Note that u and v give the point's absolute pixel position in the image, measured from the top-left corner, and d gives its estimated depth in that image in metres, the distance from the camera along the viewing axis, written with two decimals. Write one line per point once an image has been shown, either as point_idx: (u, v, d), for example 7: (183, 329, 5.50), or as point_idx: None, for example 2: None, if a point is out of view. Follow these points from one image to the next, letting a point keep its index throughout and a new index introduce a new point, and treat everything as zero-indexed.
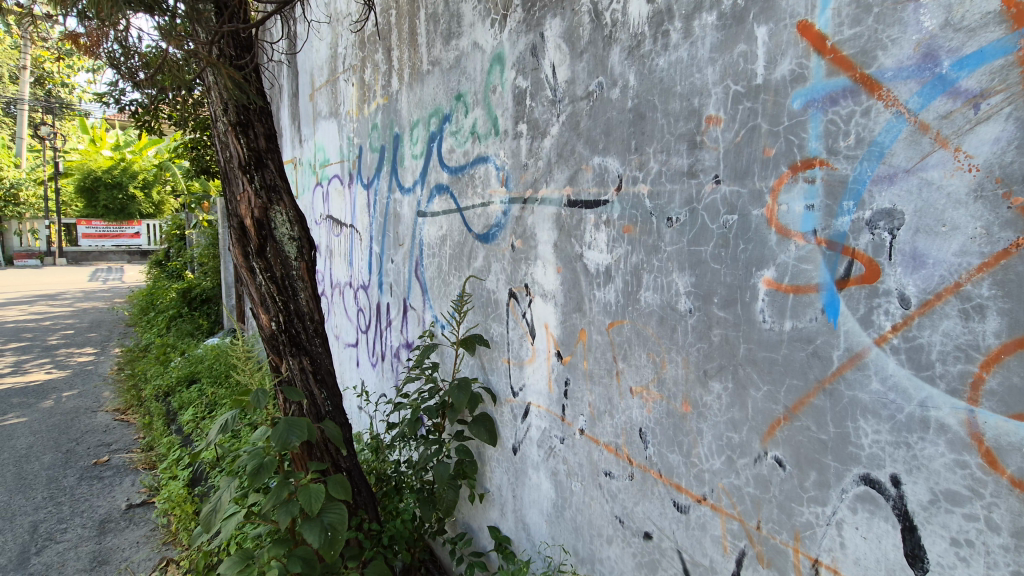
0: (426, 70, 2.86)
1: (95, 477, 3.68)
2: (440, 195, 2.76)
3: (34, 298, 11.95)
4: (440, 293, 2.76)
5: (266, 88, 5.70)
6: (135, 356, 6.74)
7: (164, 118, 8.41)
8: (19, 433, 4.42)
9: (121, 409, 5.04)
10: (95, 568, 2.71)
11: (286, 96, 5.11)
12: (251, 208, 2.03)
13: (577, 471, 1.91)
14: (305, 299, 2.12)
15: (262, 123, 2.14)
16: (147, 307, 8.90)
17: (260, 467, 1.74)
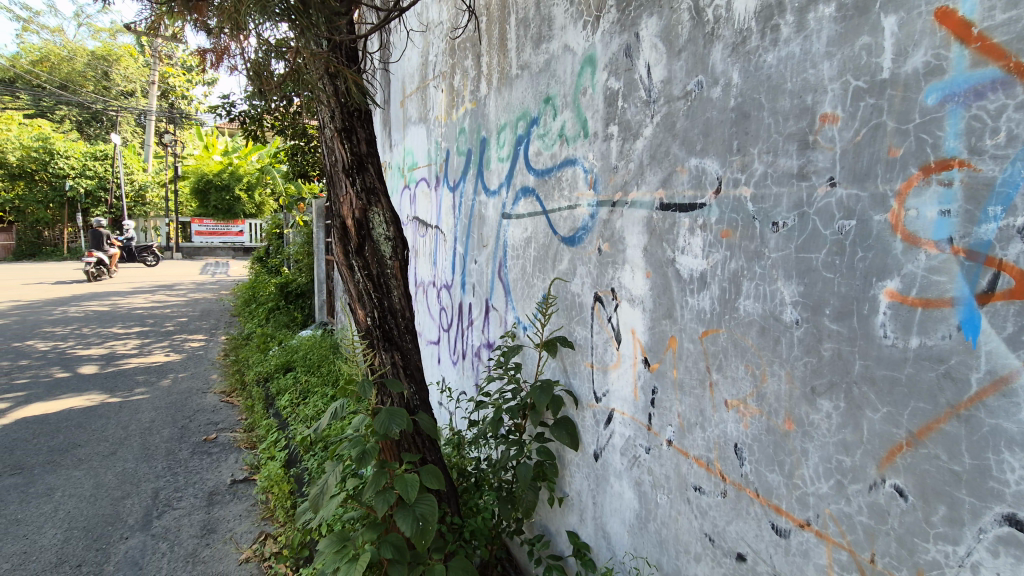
0: (515, 74, 2.89)
1: (205, 452, 4.06)
2: (526, 197, 2.78)
3: (155, 288, 13.38)
4: (523, 295, 2.78)
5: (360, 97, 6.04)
6: (239, 343, 7.38)
7: (268, 126, 9.15)
8: (143, 409, 4.96)
9: (226, 391, 5.54)
10: (205, 535, 2.99)
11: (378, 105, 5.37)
12: (352, 209, 2.16)
13: (663, 483, 1.85)
14: (397, 297, 2.22)
15: (364, 128, 2.27)
16: (249, 299, 9.70)
17: (364, 453, 1.84)
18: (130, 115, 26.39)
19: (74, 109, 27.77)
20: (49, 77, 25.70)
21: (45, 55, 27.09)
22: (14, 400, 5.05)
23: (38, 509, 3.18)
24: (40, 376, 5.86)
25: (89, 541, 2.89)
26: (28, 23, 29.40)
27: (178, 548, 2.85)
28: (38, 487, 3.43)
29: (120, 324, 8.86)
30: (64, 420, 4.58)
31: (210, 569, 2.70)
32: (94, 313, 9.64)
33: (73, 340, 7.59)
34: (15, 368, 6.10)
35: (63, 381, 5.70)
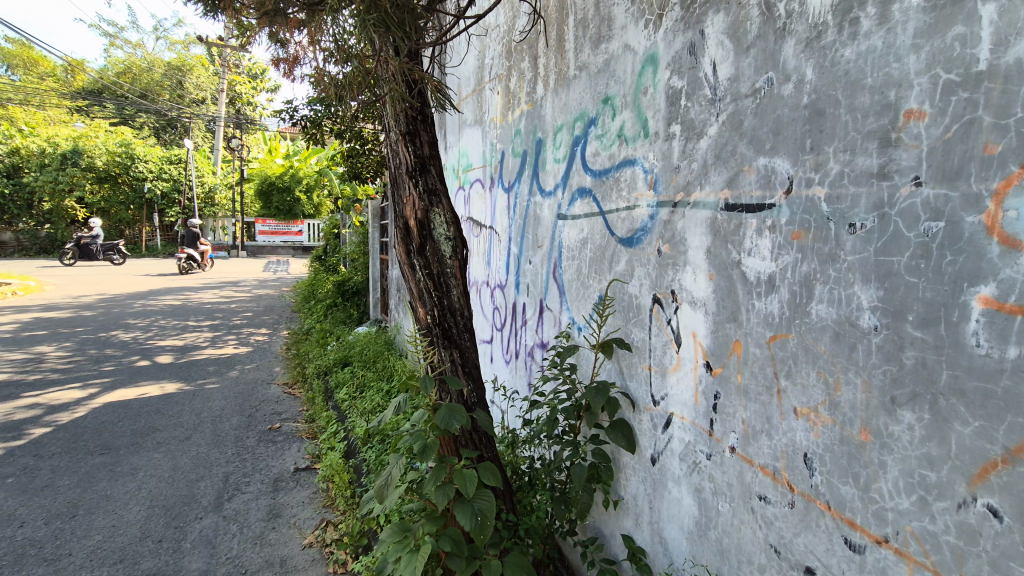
0: (573, 75, 2.89)
1: (270, 440, 4.28)
2: (583, 198, 2.78)
3: (223, 284, 14.23)
4: (579, 296, 2.78)
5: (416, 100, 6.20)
6: (300, 338, 7.74)
7: (327, 130, 9.53)
8: (214, 397, 5.29)
9: (289, 383, 5.82)
10: (271, 519, 3.16)
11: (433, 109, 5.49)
12: (415, 210, 2.22)
13: (725, 490, 1.81)
14: (457, 296, 2.26)
15: (427, 131, 2.33)
16: (308, 296, 10.14)
17: (425, 448, 1.89)
18: (201, 121, 28.12)
19: (152, 116, 29.86)
20: (132, 88, 27.73)
21: (128, 66, 29.25)
22: (102, 385, 5.49)
23: (124, 487, 3.44)
24: (124, 364, 6.34)
25: (169, 519, 3.11)
26: (114, 38, 31.90)
27: (248, 530, 3.02)
28: (124, 466, 3.71)
29: (193, 317, 9.47)
30: (145, 405, 4.94)
31: (277, 551, 2.84)
32: (170, 307, 10.35)
33: (152, 332, 8.18)
34: (102, 356, 6.63)
35: (143, 369, 6.15)
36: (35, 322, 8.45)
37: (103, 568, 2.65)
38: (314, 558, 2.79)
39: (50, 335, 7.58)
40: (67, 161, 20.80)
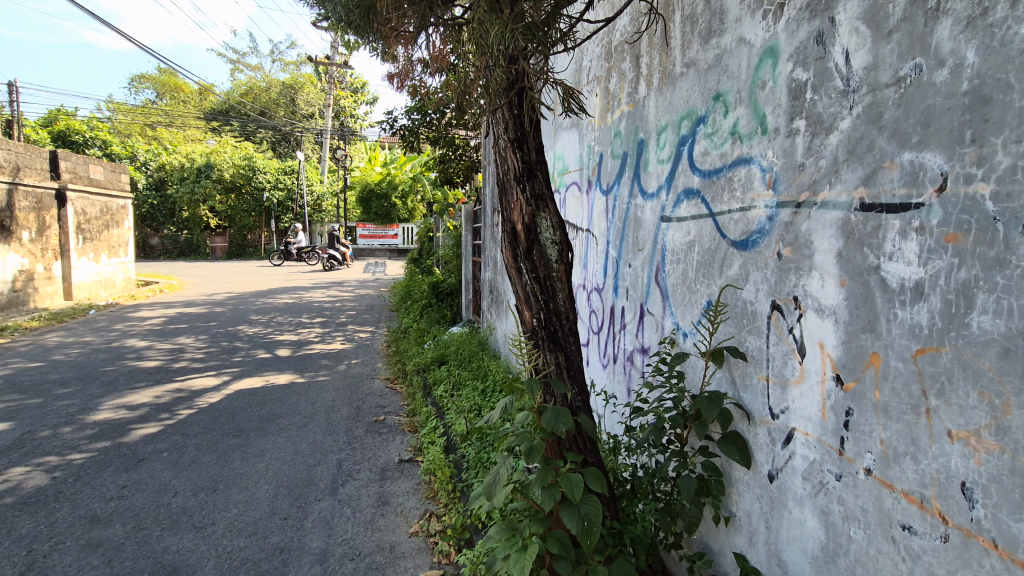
0: (679, 72, 2.81)
1: (376, 431, 4.57)
2: (690, 199, 2.68)
3: (329, 283, 15.42)
4: (684, 300, 2.69)
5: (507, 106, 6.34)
6: (398, 336, 8.21)
7: (423, 138, 10.01)
8: (326, 389, 5.73)
9: (391, 378, 6.18)
10: (380, 505, 3.36)
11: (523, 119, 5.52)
12: (522, 215, 2.26)
13: (859, 515, 1.66)
14: (562, 299, 2.28)
15: (534, 138, 2.37)
16: (405, 296, 10.68)
17: (531, 449, 1.90)
18: (310, 134, 30.69)
19: (270, 132, 33.05)
20: (253, 106, 30.89)
21: (249, 87, 32.55)
22: (233, 374, 6.14)
23: (254, 466, 3.82)
24: (250, 355, 7.06)
25: (292, 498, 3.41)
26: (239, 62, 35.73)
27: (360, 515, 3.25)
28: (253, 448, 4.13)
29: (306, 314, 10.34)
30: (268, 393, 5.47)
31: (386, 537, 3.03)
32: (285, 304, 11.36)
33: (272, 327, 9.04)
34: (232, 347, 7.42)
35: (266, 361, 6.81)
36: (178, 315, 9.64)
37: (239, 538, 2.95)
38: (420, 547, 2.93)
39: (191, 328, 8.62)
40: (201, 173, 23.50)
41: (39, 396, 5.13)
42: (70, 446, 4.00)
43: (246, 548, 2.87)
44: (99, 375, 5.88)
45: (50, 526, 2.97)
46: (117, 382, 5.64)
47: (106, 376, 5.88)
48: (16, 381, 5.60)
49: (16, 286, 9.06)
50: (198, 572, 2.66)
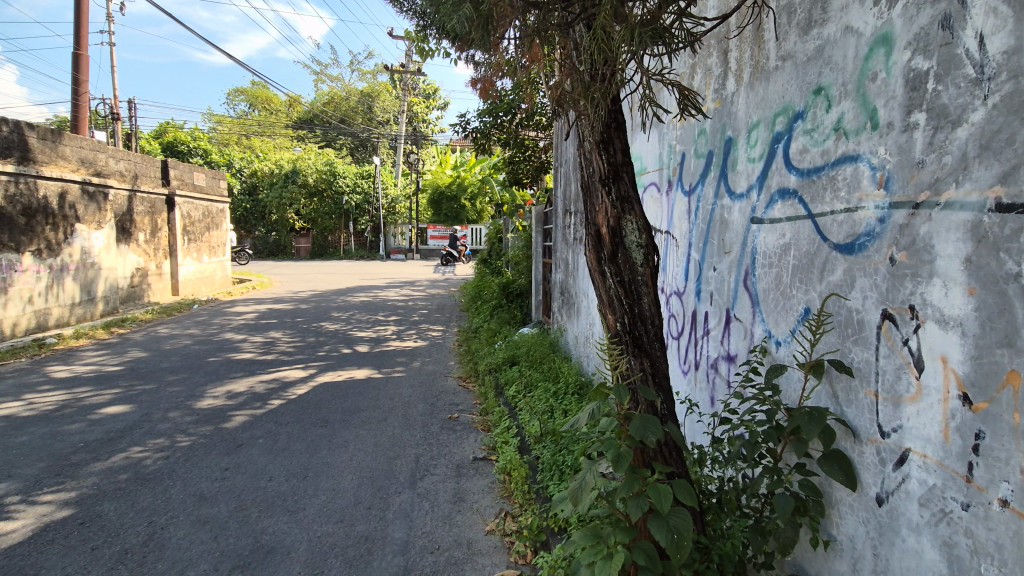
0: (774, 66, 2.65)
1: (451, 429, 4.68)
2: (784, 200, 2.54)
3: (402, 283, 16.02)
4: (778, 307, 2.54)
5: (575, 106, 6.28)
6: (470, 336, 8.39)
7: (494, 141, 10.14)
8: (402, 385, 5.95)
9: (463, 377, 6.32)
10: (458, 501, 3.44)
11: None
12: (607, 217, 2.22)
13: (992, 551, 1.50)
14: (647, 304, 2.22)
15: (620, 138, 2.30)
16: (475, 296, 10.87)
17: (619, 456, 1.88)
18: (385, 140, 32.02)
19: (349, 138, 34.80)
20: (334, 115, 32.67)
21: (331, 97, 34.44)
22: (318, 368, 6.51)
23: (339, 456, 4.02)
24: (332, 351, 7.46)
25: (375, 490, 3.56)
26: (322, 74, 37.93)
27: (438, 509, 3.34)
28: (338, 439, 4.36)
29: (381, 312, 10.78)
30: (350, 387, 5.75)
31: (463, 533, 3.09)
32: (363, 302, 11.92)
33: (351, 324, 9.50)
34: (317, 342, 7.88)
35: (347, 356, 7.16)
36: (269, 311, 10.37)
37: (327, 525, 3.12)
38: (496, 545, 2.97)
39: (280, 323, 9.24)
40: (288, 179, 25.13)
41: (154, 382, 5.67)
42: (181, 429, 4.40)
43: (335, 534, 3.03)
44: (203, 365, 6.43)
45: (166, 501, 3.28)
46: (218, 372, 6.15)
47: (209, 366, 6.42)
48: (135, 368, 6.24)
49: (134, 283, 10.10)
50: (293, 553, 2.83)
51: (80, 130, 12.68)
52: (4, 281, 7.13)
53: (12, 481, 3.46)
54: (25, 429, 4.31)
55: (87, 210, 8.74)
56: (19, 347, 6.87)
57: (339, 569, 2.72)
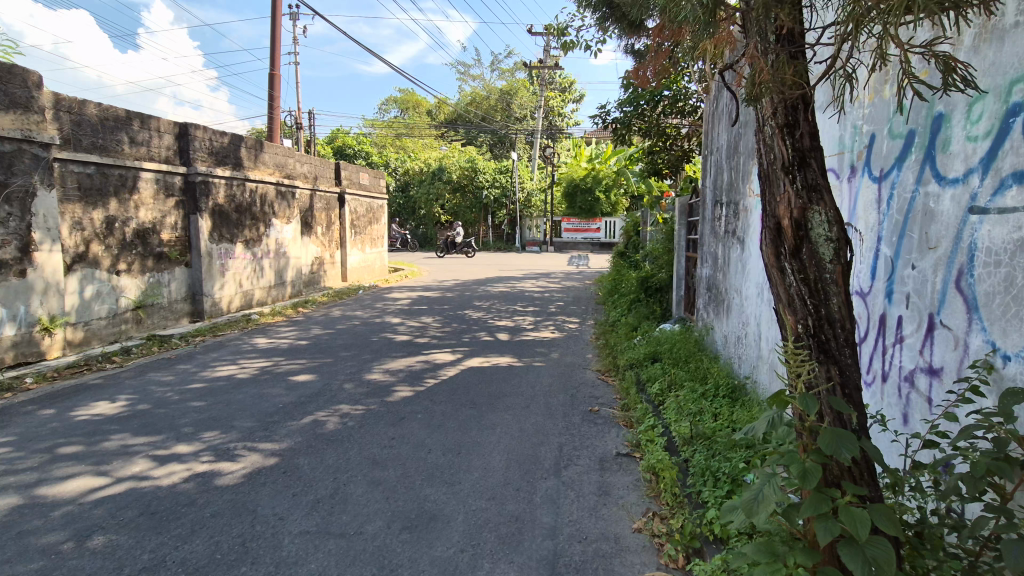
0: (1013, 23, 2.18)
1: (592, 421, 4.69)
2: (1021, 185, 2.11)
3: (537, 274, 16.46)
4: (1009, 314, 2.12)
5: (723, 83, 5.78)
6: (608, 329, 8.34)
7: (634, 130, 9.84)
8: (542, 374, 6.10)
9: (603, 370, 6.31)
10: (603, 495, 3.44)
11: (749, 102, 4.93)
12: (791, 209, 2.01)
13: None
14: (837, 305, 2.00)
15: (809, 121, 2.07)
16: (612, 290, 10.76)
17: (805, 471, 1.73)
18: (522, 135, 32.95)
19: (488, 136, 36.43)
20: (475, 114, 34.39)
21: (474, 97, 36.26)
22: (464, 353, 6.95)
23: (487, 437, 4.26)
24: (476, 337, 7.90)
25: (522, 473, 3.70)
26: (465, 75, 40.12)
27: (584, 499, 3.38)
28: (486, 420, 4.61)
29: (520, 302, 11.17)
30: (494, 373, 6.06)
31: (611, 527, 3.08)
32: (502, 292, 12.45)
33: (492, 312, 9.99)
34: (462, 329, 8.41)
35: (489, 343, 7.54)
36: (420, 298, 11.33)
37: (481, 500, 3.32)
38: (646, 545, 2.91)
39: (429, 310, 10.00)
40: (435, 176, 27.06)
41: (331, 356, 6.52)
42: (354, 399, 4.99)
43: (488, 510, 3.21)
44: (368, 343, 7.23)
45: (346, 461, 3.75)
46: (381, 351, 6.87)
47: (373, 345, 7.18)
48: (317, 343, 7.21)
49: (314, 270, 11.64)
50: (452, 523, 3.06)
51: (274, 139, 14.91)
52: (223, 266, 8.69)
53: (233, 430, 4.20)
54: (240, 389, 5.22)
55: (281, 207, 10.29)
56: (234, 321, 8.34)
57: (494, 543, 2.88)
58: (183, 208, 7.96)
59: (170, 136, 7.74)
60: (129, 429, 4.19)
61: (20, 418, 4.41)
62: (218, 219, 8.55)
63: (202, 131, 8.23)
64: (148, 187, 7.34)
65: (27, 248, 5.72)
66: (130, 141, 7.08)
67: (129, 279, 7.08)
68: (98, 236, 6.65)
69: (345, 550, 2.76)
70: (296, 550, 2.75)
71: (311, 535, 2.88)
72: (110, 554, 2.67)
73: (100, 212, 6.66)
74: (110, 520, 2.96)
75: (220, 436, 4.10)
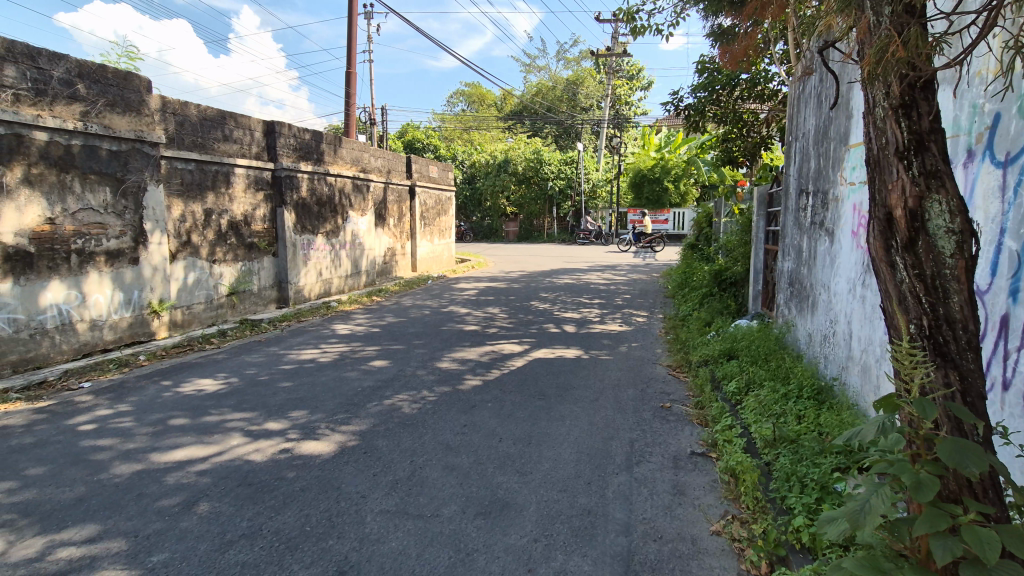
0: None
1: (664, 418, 4.57)
2: None
3: (603, 266, 16.25)
4: None
5: (814, 62, 5.36)
6: (678, 324, 8.09)
7: (708, 117, 9.37)
8: (611, 368, 6.01)
9: (674, 366, 6.13)
10: (678, 494, 3.35)
11: (845, 82, 4.55)
12: (904, 197, 1.84)
13: None
14: (958, 305, 1.81)
15: (929, 101, 1.88)
16: (682, 283, 10.42)
17: (919, 483, 1.64)
18: (588, 126, 32.49)
19: (554, 127, 36.21)
20: (541, 105, 34.28)
21: (539, 89, 36.11)
22: (531, 344, 6.97)
23: (557, 429, 4.25)
24: (543, 329, 7.91)
25: (593, 466, 3.67)
26: (530, 66, 40.06)
27: (658, 497, 3.30)
28: (556, 412, 4.61)
29: (586, 294, 11.05)
30: (563, 365, 6.04)
31: (687, 528, 3.00)
32: (568, 284, 12.39)
33: (559, 304, 9.95)
34: (528, 320, 8.44)
35: (556, 335, 7.52)
36: (487, 289, 11.49)
37: (552, 491, 3.33)
38: (724, 549, 2.81)
39: (496, 301, 10.09)
40: (501, 168, 27.25)
41: (404, 344, 6.74)
42: (426, 386, 5.14)
43: (560, 501, 3.22)
44: (438, 332, 7.42)
45: (422, 445, 3.88)
46: (451, 340, 7.02)
47: (444, 334, 7.36)
48: (390, 330, 7.49)
49: (386, 260, 12.06)
50: (525, 512, 3.09)
51: (350, 134, 15.58)
52: (306, 256, 9.21)
53: (317, 411, 4.46)
54: (323, 372, 5.52)
55: (357, 200, 10.73)
56: (315, 307, 8.82)
57: (566, 535, 2.88)
58: (271, 201, 8.50)
59: (259, 133, 8.26)
60: (227, 405, 4.55)
61: (136, 392, 4.89)
62: (301, 211, 9.05)
63: (288, 129, 8.73)
64: (241, 181, 7.89)
65: (140, 239, 6.31)
66: (224, 139, 7.63)
67: (225, 267, 7.68)
68: (198, 227, 7.23)
69: (423, 531, 2.86)
70: (377, 527, 2.88)
71: (391, 515, 3.00)
72: (214, 519, 2.91)
73: (200, 206, 7.24)
74: (213, 489, 3.23)
75: (306, 416, 4.36)
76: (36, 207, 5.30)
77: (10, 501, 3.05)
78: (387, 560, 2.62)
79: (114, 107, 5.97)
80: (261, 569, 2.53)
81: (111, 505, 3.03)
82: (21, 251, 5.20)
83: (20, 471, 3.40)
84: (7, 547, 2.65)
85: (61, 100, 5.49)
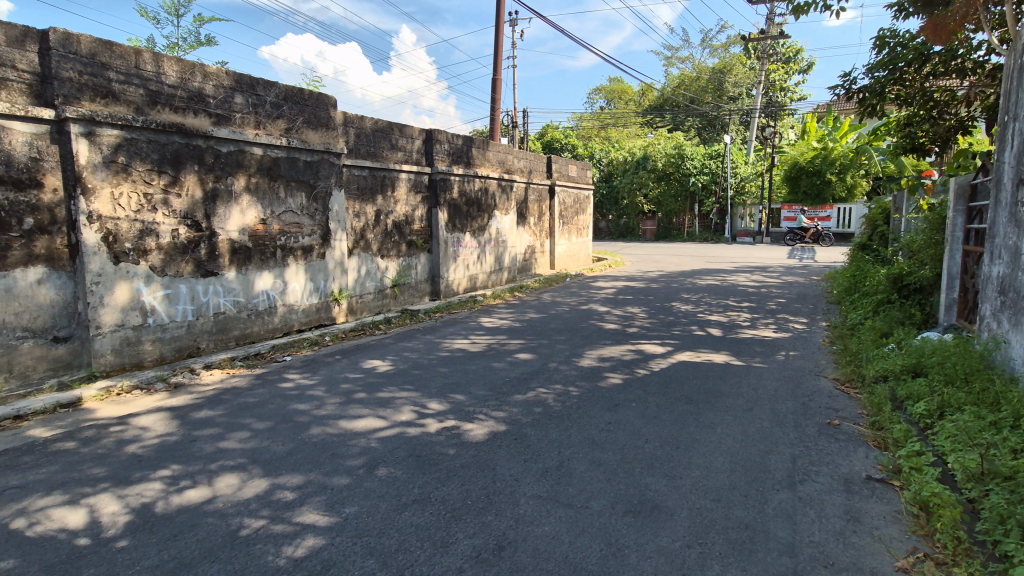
0: None
1: (832, 435, 4.14)
2: None
3: (752, 267, 15.03)
4: None
5: None
6: (847, 333, 7.22)
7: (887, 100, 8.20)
8: (766, 377, 5.57)
9: (842, 379, 5.49)
10: (851, 521, 3.02)
11: None
12: None
13: None
14: None
15: None
16: (851, 288, 9.25)
17: None
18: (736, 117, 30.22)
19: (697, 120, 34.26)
20: (683, 98, 32.68)
21: (682, 81, 34.43)
22: (675, 346, 6.72)
23: (708, 436, 4.08)
24: (687, 330, 7.59)
25: (750, 479, 3.46)
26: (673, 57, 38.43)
27: (827, 521, 3.01)
28: (706, 418, 4.42)
29: (734, 297, 10.33)
30: (711, 369, 5.75)
31: (864, 559, 2.70)
32: (712, 285, 11.69)
33: (703, 306, 9.44)
34: (671, 321, 8.15)
35: (702, 338, 7.17)
36: (625, 288, 11.32)
37: (705, 499, 3.21)
38: None
39: (635, 300, 9.90)
40: (639, 165, 26.51)
41: (546, 339, 6.94)
42: (570, 381, 5.25)
43: (714, 511, 3.09)
44: (579, 329, 7.51)
45: (568, 438, 3.98)
46: (592, 338, 7.06)
47: (584, 331, 7.44)
48: (533, 326, 7.76)
49: (526, 258, 12.46)
50: (676, 516, 3.03)
51: (495, 138, 16.38)
52: (455, 252, 9.91)
53: (472, 396, 4.80)
54: (473, 361, 5.91)
55: (501, 200, 11.24)
56: (462, 301, 9.45)
57: (722, 546, 2.77)
58: (427, 202, 9.29)
59: (420, 141, 9.07)
60: (395, 385, 5.10)
61: (323, 368, 5.70)
62: (452, 211, 9.75)
63: (443, 135, 9.46)
64: (403, 185, 8.73)
65: (326, 236, 7.33)
66: (392, 148, 8.51)
67: (389, 262, 8.57)
68: (369, 226, 8.17)
69: (574, 520, 2.96)
70: (531, 510, 3.03)
71: (543, 500, 3.15)
72: (391, 483, 3.30)
73: (371, 208, 8.17)
74: (389, 456, 3.65)
75: (462, 400, 4.72)
76: (254, 210, 6.42)
77: (241, 449, 3.77)
78: (541, 542, 2.75)
79: (309, 124, 7.01)
80: (432, 532, 2.81)
81: (312, 460, 3.59)
82: (243, 246, 6.34)
83: (245, 424, 4.18)
84: (241, 485, 3.28)
85: (272, 120, 6.59)
